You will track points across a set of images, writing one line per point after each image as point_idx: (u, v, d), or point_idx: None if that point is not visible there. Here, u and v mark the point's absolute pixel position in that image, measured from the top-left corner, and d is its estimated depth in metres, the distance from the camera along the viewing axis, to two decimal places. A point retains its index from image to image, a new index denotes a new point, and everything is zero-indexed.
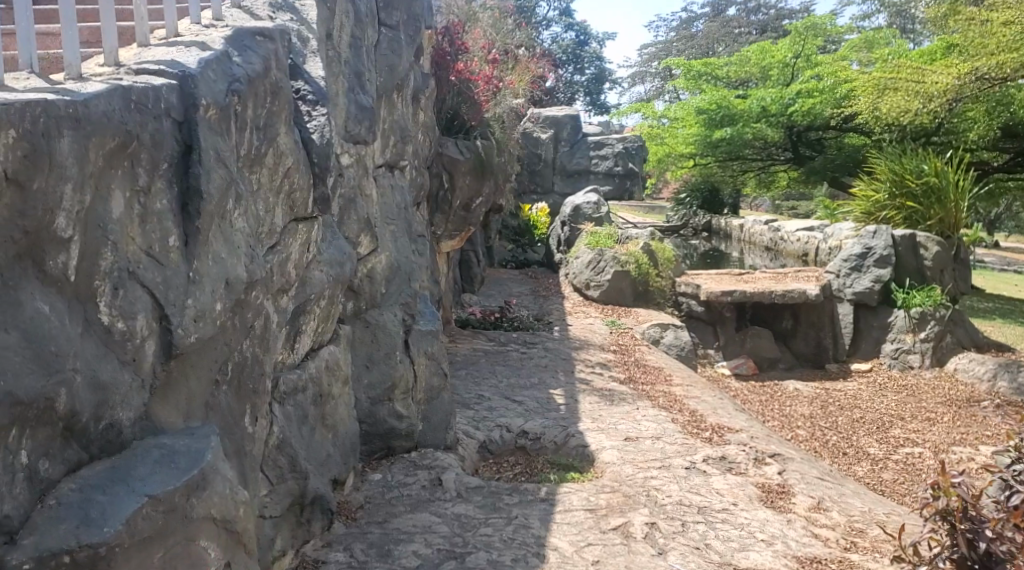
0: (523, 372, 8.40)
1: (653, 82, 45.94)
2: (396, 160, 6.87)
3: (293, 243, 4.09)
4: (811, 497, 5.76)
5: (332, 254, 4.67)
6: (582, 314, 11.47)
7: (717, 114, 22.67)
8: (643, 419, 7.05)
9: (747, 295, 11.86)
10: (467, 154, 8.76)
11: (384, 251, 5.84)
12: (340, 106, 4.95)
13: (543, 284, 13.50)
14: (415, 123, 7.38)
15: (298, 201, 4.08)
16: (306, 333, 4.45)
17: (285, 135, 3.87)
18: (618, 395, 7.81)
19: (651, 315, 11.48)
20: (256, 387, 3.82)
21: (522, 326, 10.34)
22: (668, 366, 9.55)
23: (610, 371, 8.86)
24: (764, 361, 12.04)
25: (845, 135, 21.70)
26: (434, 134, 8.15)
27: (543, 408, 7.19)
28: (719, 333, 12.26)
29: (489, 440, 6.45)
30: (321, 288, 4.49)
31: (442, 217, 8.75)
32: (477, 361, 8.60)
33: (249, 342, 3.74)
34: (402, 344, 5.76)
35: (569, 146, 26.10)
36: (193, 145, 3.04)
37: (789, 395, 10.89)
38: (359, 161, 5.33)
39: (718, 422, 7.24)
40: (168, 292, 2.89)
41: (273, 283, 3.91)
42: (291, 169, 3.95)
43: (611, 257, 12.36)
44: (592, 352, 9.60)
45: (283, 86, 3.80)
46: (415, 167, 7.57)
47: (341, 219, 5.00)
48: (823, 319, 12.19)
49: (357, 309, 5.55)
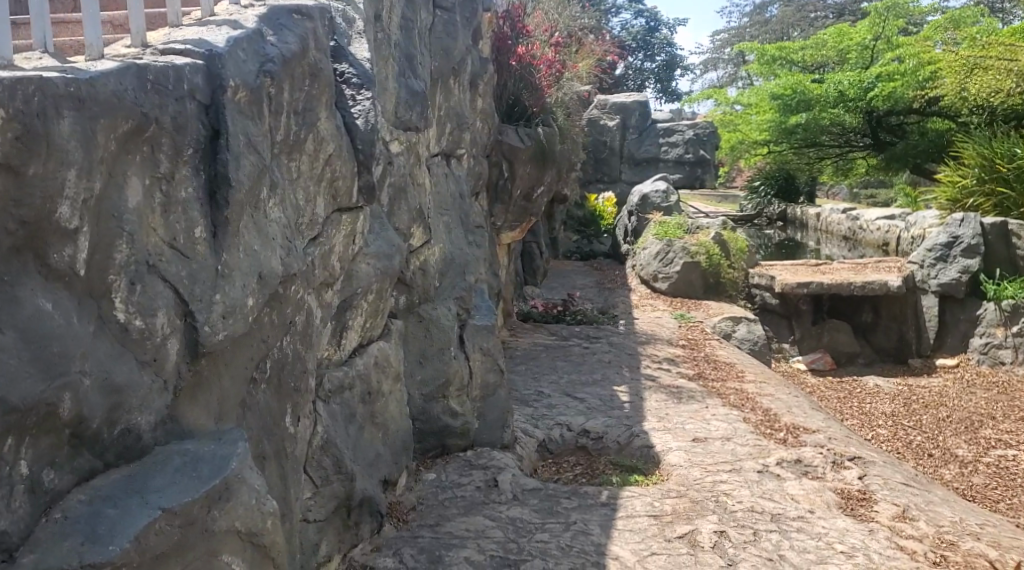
0: (586, 367, 8.13)
1: (726, 68, 44.98)
2: (450, 148, 6.65)
3: (336, 234, 3.89)
4: (895, 504, 5.34)
5: (379, 246, 4.46)
6: (649, 307, 11.11)
7: (793, 100, 21.98)
8: (712, 418, 6.70)
9: (825, 286, 11.38)
10: (527, 142, 8.51)
11: (437, 242, 5.63)
12: (389, 91, 4.75)
13: (608, 275, 13.18)
14: (472, 110, 7.16)
15: (342, 190, 3.88)
16: (353, 328, 4.25)
17: (327, 121, 3.67)
18: (685, 392, 7.47)
19: (723, 308, 11.05)
20: (298, 386, 3.63)
21: (584, 319, 10.12)
22: (740, 361, 9.14)
23: (678, 367, 8.52)
24: (842, 355, 11.46)
25: (927, 119, 20.58)
26: (494, 122, 7.91)
27: (605, 405, 6.90)
28: (795, 327, 11.75)
29: (548, 439, 6.20)
30: (368, 282, 4.29)
31: (500, 208, 8.64)
32: (538, 356, 8.37)
33: (290, 340, 3.56)
34: (455, 339, 5.55)
35: (638, 133, 26.03)
36: (221, 130, 2.85)
37: (869, 392, 10.36)
38: (411, 149, 5.11)
39: (793, 422, 6.85)
40: (193, 287, 2.71)
41: (315, 277, 3.72)
42: (333, 156, 3.75)
43: (681, 248, 11.94)
44: (659, 346, 9.26)
45: (324, 69, 3.59)
46: (472, 156, 7.36)
47: (390, 209, 4.80)
48: (906, 311, 11.49)
49: (410, 302, 5.34)
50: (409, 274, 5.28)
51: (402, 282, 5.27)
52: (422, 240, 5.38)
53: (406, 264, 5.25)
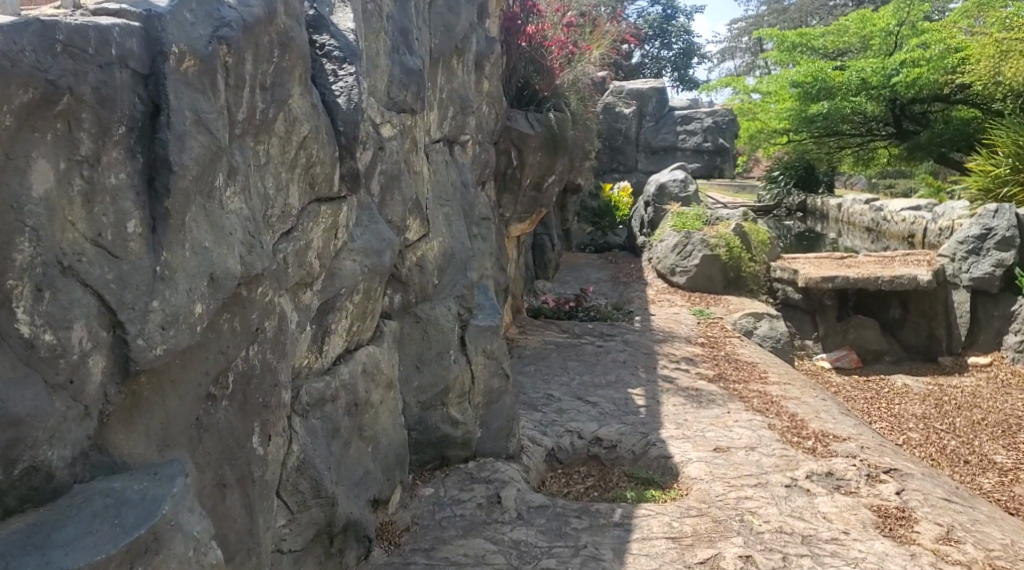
0: (599, 367, 7.68)
1: (743, 58, 44.22)
2: (453, 134, 6.19)
3: (314, 228, 3.43)
4: (940, 524, 4.85)
5: (367, 240, 4.00)
6: (666, 302, 10.62)
7: (813, 88, 21.34)
8: (734, 425, 6.22)
9: (851, 280, 10.87)
10: (537, 128, 8.04)
11: (435, 235, 5.17)
12: (380, 69, 4.29)
13: (623, 268, 12.68)
14: (478, 93, 6.70)
15: (320, 178, 3.42)
16: (336, 333, 3.80)
17: (301, 98, 3.22)
18: (705, 395, 7.00)
19: (743, 303, 10.56)
20: (268, 401, 3.19)
21: (599, 315, 9.65)
22: (763, 361, 8.60)
23: (697, 366, 8.05)
24: (868, 353, 11.00)
25: (952, 107, 19.96)
26: (501, 107, 7.44)
27: (619, 410, 6.44)
28: (819, 323, 11.28)
29: (557, 447, 5.75)
30: (354, 282, 3.84)
31: (510, 198, 8.21)
32: (549, 356, 7.93)
33: (259, 349, 3.12)
34: (455, 342, 5.10)
35: (655, 120, 25.35)
36: (160, 105, 2.40)
37: (898, 392, 9.85)
38: (406, 133, 4.65)
39: (822, 428, 6.36)
40: (123, 293, 2.27)
41: (288, 277, 3.26)
42: (309, 139, 3.29)
43: (699, 241, 11.37)
44: (677, 345, 8.79)
45: (297, 38, 3.13)
46: (477, 142, 6.89)
47: (380, 199, 4.34)
48: (936, 308, 11.00)
49: (405, 302, 4.89)
50: (404, 271, 4.83)
51: (397, 279, 4.83)
52: (418, 234, 4.93)
53: (400, 259, 4.80)
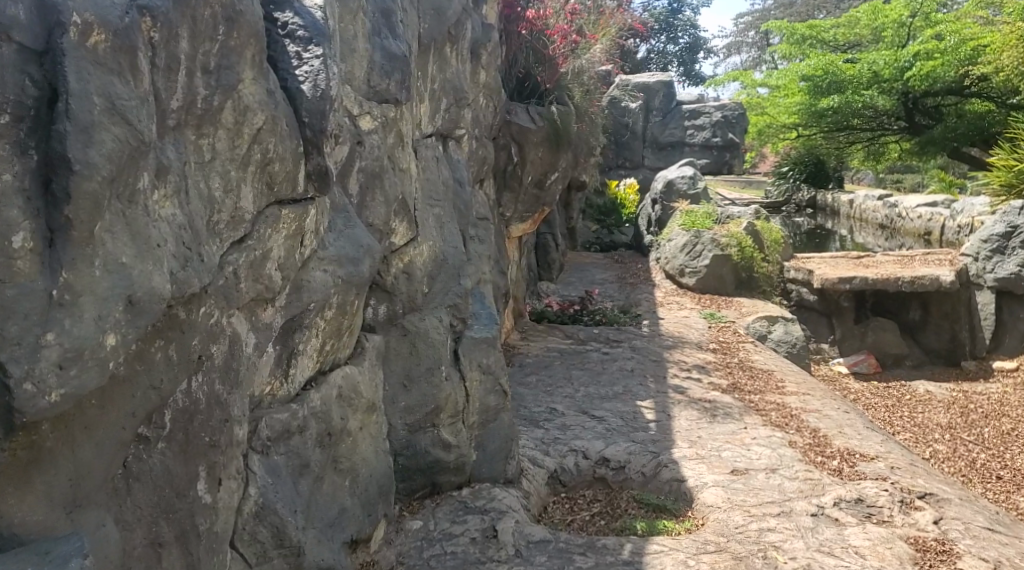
0: (605, 377, 7.20)
1: (750, 52, 43.60)
2: (445, 127, 5.71)
3: (274, 236, 2.95)
4: (985, 559, 4.36)
5: (343, 246, 3.51)
6: (675, 304, 10.13)
7: (824, 81, 20.82)
8: (753, 444, 5.74)
9: (869, 282, 10.38)
10: (539, 121, 7.56)
11: (428, 237, 4.68)
12: (357, 54, 3.81)
13: (631, 268, 12.19)
14: (474, 83, 6.22)
15: (281, 176, 2.93)
16: (305, 355, 3.33)
17: (255, 85, 2.74)
18: (721, 408, 6.52)
19: (756, 306, 10.06)
20: (217, 440, 2.72)
21: (604, 319, 9.16)
22: (780, 369, 8.09)
23: (710, 375, 7.57)
24: (888, 357, 10.52)
25: (966, 100, 19.43)
26: (500, 98, 6.95)
27: (628, 426, 5.96)
28: (835, 325, 10.81)
29: (560, 469, 5.27)
30: (326, 295, 3.36)
31: (510, 195, 7.71)
32: (552, 363, 7.45)
33: (203, 380, 2.66)
34: (447, 357, 4.63)
35: (662, 115, 24.82)
36: (59, 91, 1.92)
37: (921, 400, 9.35)
38: (389, 127, 4.18)
39: (847, 446, 5.88)
40: (4, 325, 1.81)
41: (240, 294, 2.79)
42: (265, 131, 2.80)
43: (710, 240, 10.81)
44: (688, 351, 8.31)
45: (246, 12, 2.66)
46: (474, 137, 6.41)
47: (358, 200, 3.88)
48: (959, 310, 10.49)
49: (391, 313, 4.41)
50: (389, 279, 4.36)
51: (382, 289, 4.35)
52: (405, 238, 4.46)
53: (384, 267, 4.33)
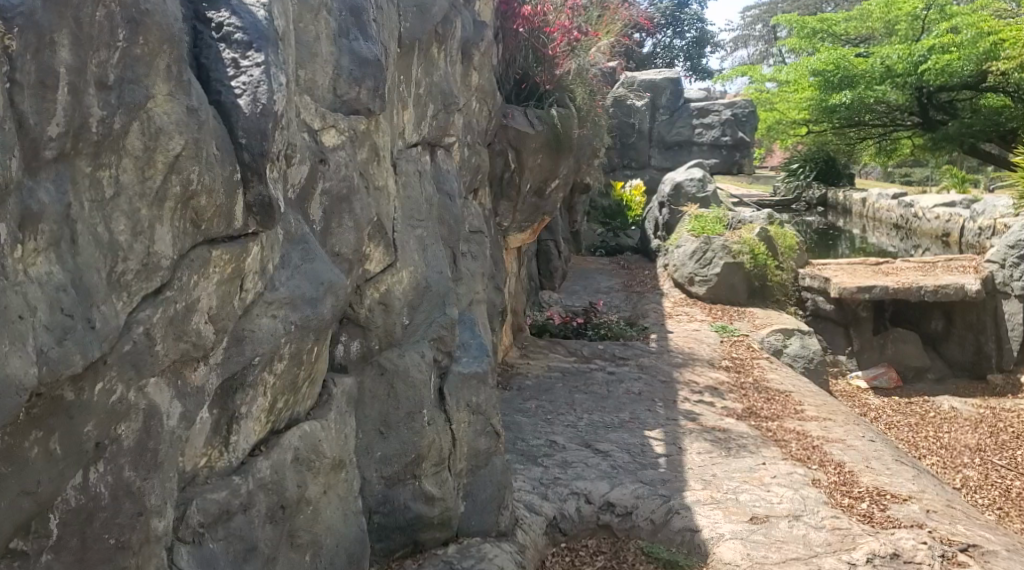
0: (610, 402, 6.67)
1: (756, 47, 42.94)
2: (432, 134, 5.17)
3: (202, 283, 2.43)
4: None
5: (299, 285, 2.98)
6: (684, 315, 9.59)
7: (835, 76, 20.17)
8: (772, 483, 5.20)
9: (890, 291, 9.82)
10: (538, 126, 7.02)
11: (411, 261, 4.15)
12: (320, 59, 3.29)
13: (637, 275, 11.64)
14: (466, 86, 5.68)
15: (210, 211, 2.41)
16: (249, 417, 2.80)
17: (171, 102, 2.21)
18: (736, 439, 5.98)
19: (770, 317, 9.50)
20: (125, 541, 2.21)
21: (609, 334, 8.56)
22: (797, 390, 7.53)
23: (723, 398, 7.04)
24: (909, 370, 9.97)
25: (982, 94, 18.86)
26: (495, 101, 6.42)
27: (635, 463, 5.42)
28: (853, 336, 10.26)
29: (560, 515, 4.73)
30: (276, 344, 2.84)
31: (508, 205, 7.18)
32: (554, 385, 6.91)
33: (109, 469, 2.15)
34: (430, 397, 4.10)
35: (669, 113, 24.16)
36: None
37: (945, 417, 8.81)
38: (361, 140, 3.65)
39: (877, 484, 5.33)
40: None
41: (155, 358, 2.27)
42: (186, 157, 2.28)
43: (720, 247, 10.26)
44: (699, 369, 7.77)
45: (155, 12, 2.14)
46: (466, 144, 5.88)
47: (323, 228, 3.35)
48: (984, 320, 9.92)
49: (365, 350, 3.89)
50: (362, 312, 3.82)
51: (355, 322, 3.82)
52: (383, 262, 3.91)
53: (355, 297, 3.78)
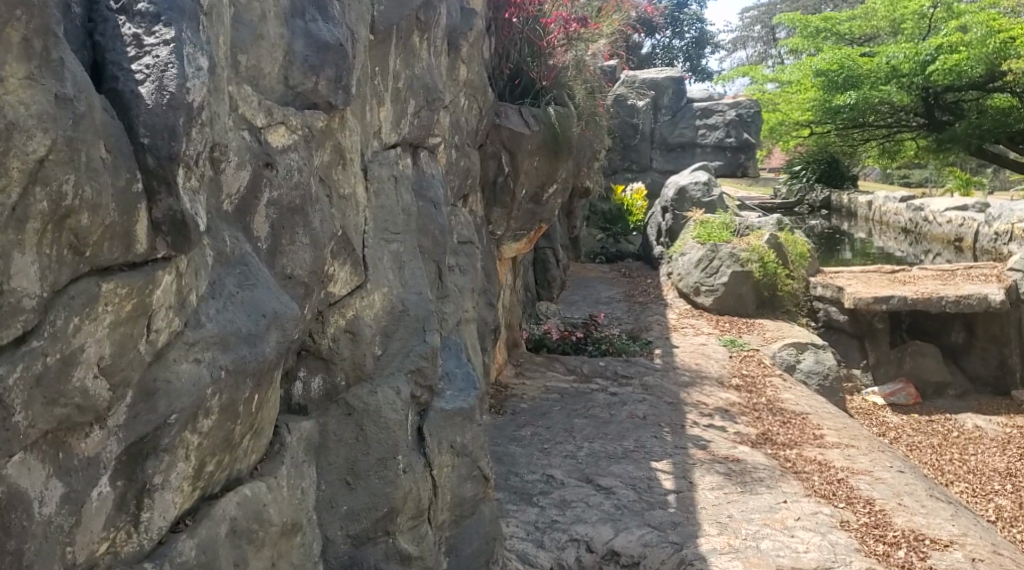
0: (613, 427, 6.11)
1: (756, 48, 42.41)
2: (411, 134, 4.61)
3: (85, 325, 1.86)
4: None
5: (234, 318, 2.41)
6: (690, 328, 9.03)
7: (839, 76, 19.60)
8: (796, 527, 4.62)
9: (909, 302, 9.26)
10: (534, 125, 6.43)
11: (385, 283, 3.58)
12: (266, 42, 2.74)
13: (640, 284, 11.09)
14: (452, 82, 5.12)
15: (98, 232, 1.83)
16: (165, 488, 2.23)
17: (31, 89, 1.64)
18: (752, 470, 5.43)
19: (781, 330, 8.93)
20: None
21: (612, 349, 8.03)
22: (815, 411, 6.96)
23: (736, 421, 6.49)
24: (929, 386, 9.42)
25: (990, 95, 18.35)
26: (487, 99, 5.86)
27: (642, 501, 4.86)
28: (868, 349, 9.68)
29: (557, 566, 4.19)
30: (201, 395, 2.27)
31: (502, 212, 6.62)
32: (551, 409, 6.32)
33: None
34: (408, 439, 3.53)
35: (671, 114, 23.54)
36: None
37: (970, 438, 8.27)
38: (323, 141, 3.08)
39: (913, 526, 4.77)
40: None
41: (11, 430, 1.70)
42: (57, 161, 1.70)
43: (727, 255, 9.70)
44: (708, 388, 7.21)
45: None
46: (453, 146, 5.30)
47: (272, 245, 2.78)
48: (1008, 331, 9.36)
49: (329, 387, 3.34)
50: (325, 342, 3.29)
51: (317, 355, 3.28)
52: (351, 284, 3.39)
53: (316, 326, 3.26)
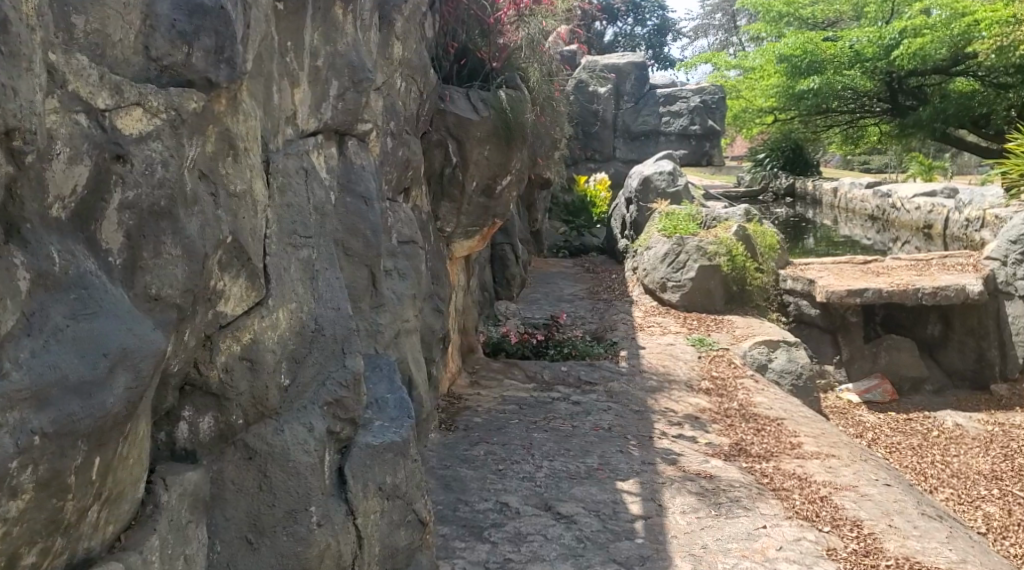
0: (575, 441, 5.58)
1: (718, 35, 41.99)
2: (333, 120, 4.02)
3: None
4: None
5: (59, 361, 1.82)
6: (656, 326, 8.54)
7: (803, 61, 19.21)
8: (779, 559, 4.12)
9: (884, 295, 8.83)
10: (483, 110, 5.84)
11: (293, 297, 3.00)
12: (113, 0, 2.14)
13: (604, 279, 10.58)
14: (383, 61, 4.53)
15: None
16: None
17: None
18: (727, 488, 4.93)
19: (752, 327, 8.45)
20: None
21: (575, 352, 7.52)
22: (791, 416, 6.49)
23: (709, 428, 6.02)
24: (905, 382, 9.03)
25: (953, 78, 18.11)
26: (429, 81, 5.27)
27: (608, 531, 4.34)
28: (842, 344, 9.24)
29: None
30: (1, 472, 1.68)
31: (450, 207, 6.05)
32: (507, 422, 5.77)
33: None
34: (324, 484, 2.97)
35: (634, 101, 22.54)
36: None
37: (951, 438, 7.89)
38: (203, 126, 2.48)
39: (907, 554, 4.31)
40: None
41: None
42: None
43: (695, 248, 9.23)
44: (677, 393, 6.71)
45: None
46: (389, 134, 4.72)
47: (128, 259, 2.19)
48: (987, 324, 8.95)
49: (224, 427, 2.78)
50: (215, 373, 2.71)
51: (205, 391, 2.71)
52: (246, 302, 2.80)
53: (202, 354, 2.67)
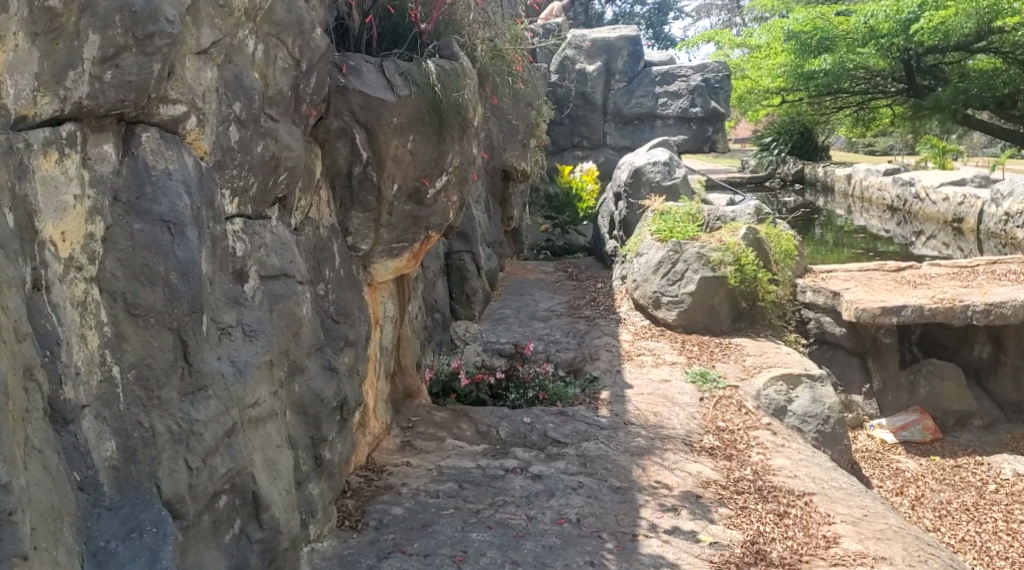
0: (526, 544, 4.02)
1: (720, 15, 39.94)
2: (97, 99, 2.42)
3: None
4: None
5: None
6: (647, 355, 6.98)
7: (813, 38, 17.50)
8: None
9: (925, 313, 7.25)
10: (402, 87, 4.26)
11: None
12: None
13: (589, 290, 9.02)
14: (213, 11, 2.94)
15: None
16: None
17: None
18: None
19: (767, 356, 6.87)
20: None
21: (544, 396, 6.00)
22: (821, 488, 4.94)
23: (715, 513, 4.50)
24: (949, 417, 7.48)
25: (975, 54, 16.47)
26: (312, 42, 3.66)
27: None
28: (872, 371, 7.62)
29: None
30: None
31: (362, 218, 4.46)
32: (438, 515, 4.21)
33: None
34: None
35: (627, 81, 20.38)
36: None
37: (1013, 495, 6.29)
38: None
39: None
40: None
41: None
42: None
43: (694, 256, 7.65)
44: (671, 457, 5.15)
45: None
46: (235, 121, 3.12)
47: None
48: None
49: None
50: None
51: None
52: None
53: None
